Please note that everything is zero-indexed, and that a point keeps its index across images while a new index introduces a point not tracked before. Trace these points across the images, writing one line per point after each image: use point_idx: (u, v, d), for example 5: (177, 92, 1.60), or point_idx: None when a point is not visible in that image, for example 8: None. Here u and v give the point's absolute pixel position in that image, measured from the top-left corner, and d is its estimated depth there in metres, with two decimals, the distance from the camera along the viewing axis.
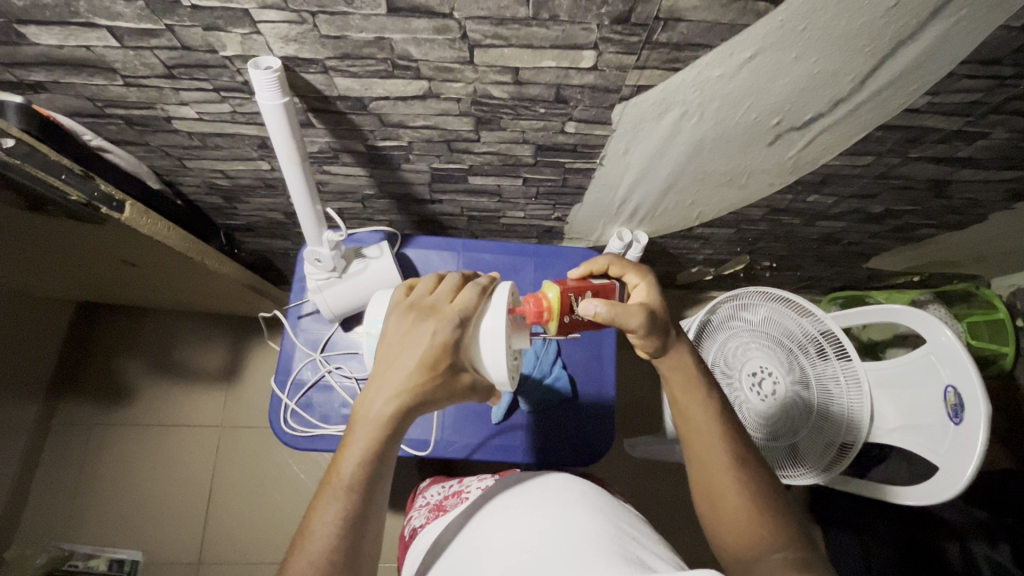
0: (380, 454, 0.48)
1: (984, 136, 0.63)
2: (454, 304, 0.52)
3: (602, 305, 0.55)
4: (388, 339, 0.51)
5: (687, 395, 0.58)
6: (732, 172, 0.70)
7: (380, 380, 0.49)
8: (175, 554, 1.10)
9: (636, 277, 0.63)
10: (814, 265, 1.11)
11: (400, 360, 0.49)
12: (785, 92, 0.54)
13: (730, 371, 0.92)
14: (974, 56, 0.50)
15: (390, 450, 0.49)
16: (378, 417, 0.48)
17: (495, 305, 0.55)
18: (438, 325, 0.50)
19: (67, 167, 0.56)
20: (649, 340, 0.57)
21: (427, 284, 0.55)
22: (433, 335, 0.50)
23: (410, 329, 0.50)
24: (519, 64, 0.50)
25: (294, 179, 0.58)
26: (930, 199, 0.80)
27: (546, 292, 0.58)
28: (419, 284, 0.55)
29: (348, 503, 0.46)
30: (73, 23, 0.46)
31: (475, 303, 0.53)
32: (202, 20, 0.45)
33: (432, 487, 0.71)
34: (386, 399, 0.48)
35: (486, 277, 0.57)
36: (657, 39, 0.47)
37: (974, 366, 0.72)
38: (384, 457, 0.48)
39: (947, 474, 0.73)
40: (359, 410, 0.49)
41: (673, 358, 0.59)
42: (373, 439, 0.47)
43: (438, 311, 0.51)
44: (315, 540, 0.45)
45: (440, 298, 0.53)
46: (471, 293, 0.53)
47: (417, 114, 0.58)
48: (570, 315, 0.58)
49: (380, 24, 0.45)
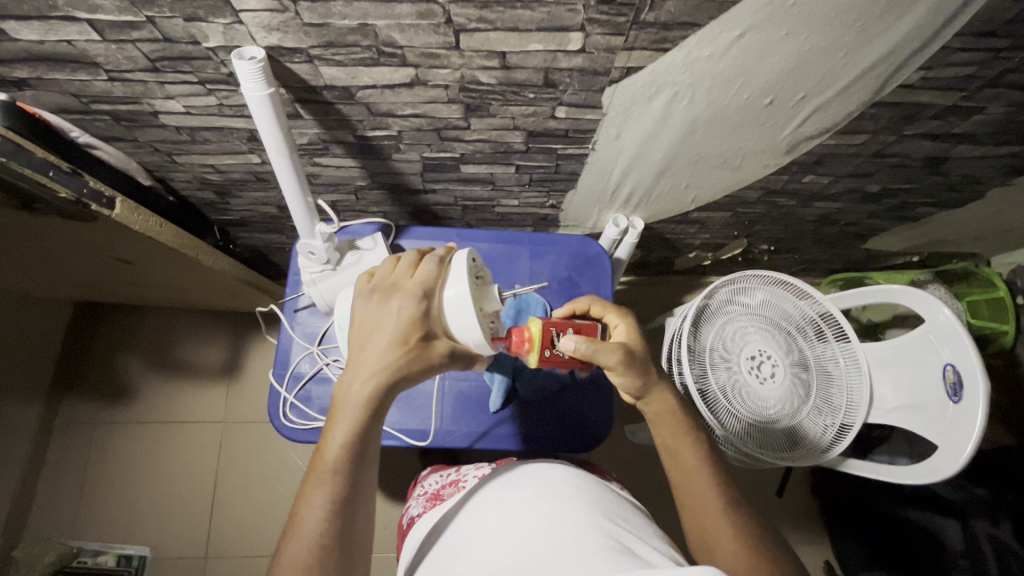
0: (363, 434, 0.48)
1: (980, 111, 0.62)
2: (416, 278, 0.51)
3: (580, 340, 0.56)
4: (359, 323, 0.51)
5: (676, 441, 0.57)
6: (727, 153, 0.69)
7: (356, 364, 0.49)
8: (182, 549, 1.11)
9: (616, 318, 0.62)
10: (813, 247, 1.11)
11: (371, 342, 0.49)
12: (775, 70, 0.53)
13: (729, 354, 0.87)
14: (968, 28, 0.49)
15: (374, 430, 0.49)
16: (357, 399, 0.48)
17: (455, 270, 0.53)
18: (403, 302, 0.50)
19: (54, 165, 0.56)
20: (631, 378, 0.56)
21: (388, 265, 0.54)
22: (398, 313, 0.50)
23: (377, 310, 0.50)
24: (505, 48, 0.49)
25: (283, 170, 0.57)
26: (927, 177, 0.79)
27: (529, 326, 0.60)
28: (380, 265, 0.54)
29: (334, 486, 0.46)
30: (52, 17, 0.45)
31: (436, 274, 0.52)
32: (182, 11, 0.45)
33: (431, 476, 0.72)
34: (363, 380, 0.48)
35: (445, 247, 0.55)
36: (644, 19, 0.46)
37: (973, 344, 0.73)
38: (368, 437, 0.48)
39: (946, 452, 0.74)
40: (339, 395, 0.49)
41: (656, 398, 0.58)
42: (355, 420, 0.47)
43: (402, 288, 0.51)
44: (305, 526, 0.45)
45: (401, 276, 0.52)
46: (430, 264, 0.52)
47: (405, 103, 0.58)
48: (552, 349, 0.59)
49: (362, 10, 0.45)
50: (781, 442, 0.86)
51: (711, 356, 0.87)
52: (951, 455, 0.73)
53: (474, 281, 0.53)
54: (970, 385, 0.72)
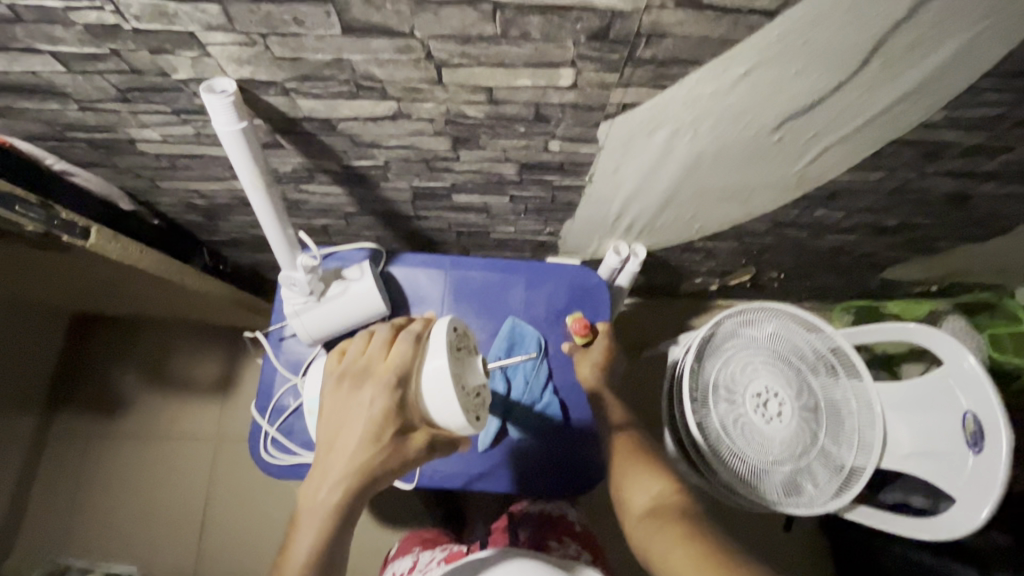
0: (330, 542, 0.45)
1: (1009, 150, 0.57)
2: (389, 363, 0.46)
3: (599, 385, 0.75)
4: (327, 414, 0.47)
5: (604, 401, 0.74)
6: (733, 187, 0.65)
7: (325, 464, 0.46)
8: (170, 570, 1.09)
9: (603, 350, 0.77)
10: (826, 275, 1.06)
11: (340, 440, 0.45)
12: (785, 107, 0.49)
13: (733, 392, 0.83)
14: (998, 68, 0.45)
15: (344, 534, 0.45)
16: (325, 505, 0.44)
17: (433, 346, 0.46)
18: (374, 392, 0.45)
19: (20, 197, 0.52)
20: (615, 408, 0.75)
21: (360, 341, 0.49)
22: (370, 406, 0.45)
23: (347, 400, 0.46)
24: (492, 83, 0.46)
25: (261, 204, 0.55)
26: (950, 212, 0.74)
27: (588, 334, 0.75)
28: (352, 342, 0.49)
29: None
30: (12, 48, 0.43)
31: (411, 357, 0.46)
32: (147, 44, 0.42)
33: (397, 561, 0.70)
34: (331, 485, 0.44)
35: (422, 318, 0.49)
36: (641, 56, 0.42)
37: (996, 393, 0.68)
38: (337, 542, 0.45)
39: (965, 508, 0.69)
40: (306, 497, 0.45)
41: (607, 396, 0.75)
42: (321, 526, 0.44)
43: (373, 374, 0.46)
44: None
45: (372, 358, 0.47)
46: (405, 343, 0.47)
47: (390, 135, 0.55)
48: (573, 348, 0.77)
49: (337, 45, 0.42)
50: (787, 487, 0.81)
51: (716, 390, 0.83)
52: (970, 511, 0.68)
53: (455, 356, 0.47)
54: (991, 436, 0.68)
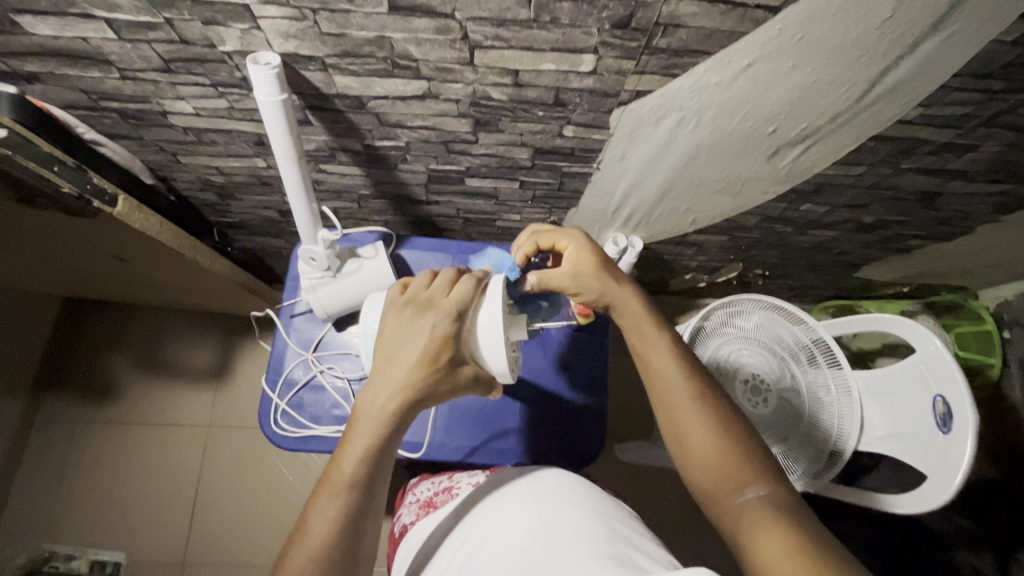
0: (381, 450, 0.48)
1: (975, 148, 0.63)
2: (452, 297, 0.53)
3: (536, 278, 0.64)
4: (388, 335, 0.51)
5: (632, 320, 0.61)
6: (727, 179, 0.71)
7: (381, 377, 0.49)
8: (159, 556, 1.08)
9: (564, 240, 0.64)
10: (806, 273, 1.12)
11: (402, 354, 0.49)
12: (780, 100, 0.55)
13: (720, 376, 0.90)
14: (966, 70, 0.51)
15: (391, 446, 0.49)
16: (381, 414, 0.48)
17: (490, 297, 0.56)
18: (437, 318, 0.51)
19: (60, 160, 0.57)
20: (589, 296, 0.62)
21: (423, 279, 0.55)
22: (432, 329, 0.51)
23: (410, 324, 0.51)
24: (518, 66, 0.50)
25: (290, 176, 0.57)
26: (920, 211, 0.81)
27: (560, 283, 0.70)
28: (415, 278, 0.55)
29: (349, 501, 0.47)
30: (69, 14, 0.46)
31: (471, 295, 0.54)
32: (201, 14, 0.45)
33: (423, 483, 0.70)
34: (389, 395, 0.48)
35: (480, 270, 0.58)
36: (657, 44, 0.47)
37: (962, 376, 0.73)
38: (385, 451, 0.48)
39: (935, 481, 0.74)
40: (361, 405, 0.49)
41: (622, 305, 0.61)
42: (376, 433, 0.48)
43: (436, 306, 0.52)
44: (314, 537, 0.45)
45: (436, 292, 0.53)
46: (467, 284, 0.54)
47: (415, 115, 0.58)
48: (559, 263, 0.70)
49: (381, 22, 0.45)
50: None
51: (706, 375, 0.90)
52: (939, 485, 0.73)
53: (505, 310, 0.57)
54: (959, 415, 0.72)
